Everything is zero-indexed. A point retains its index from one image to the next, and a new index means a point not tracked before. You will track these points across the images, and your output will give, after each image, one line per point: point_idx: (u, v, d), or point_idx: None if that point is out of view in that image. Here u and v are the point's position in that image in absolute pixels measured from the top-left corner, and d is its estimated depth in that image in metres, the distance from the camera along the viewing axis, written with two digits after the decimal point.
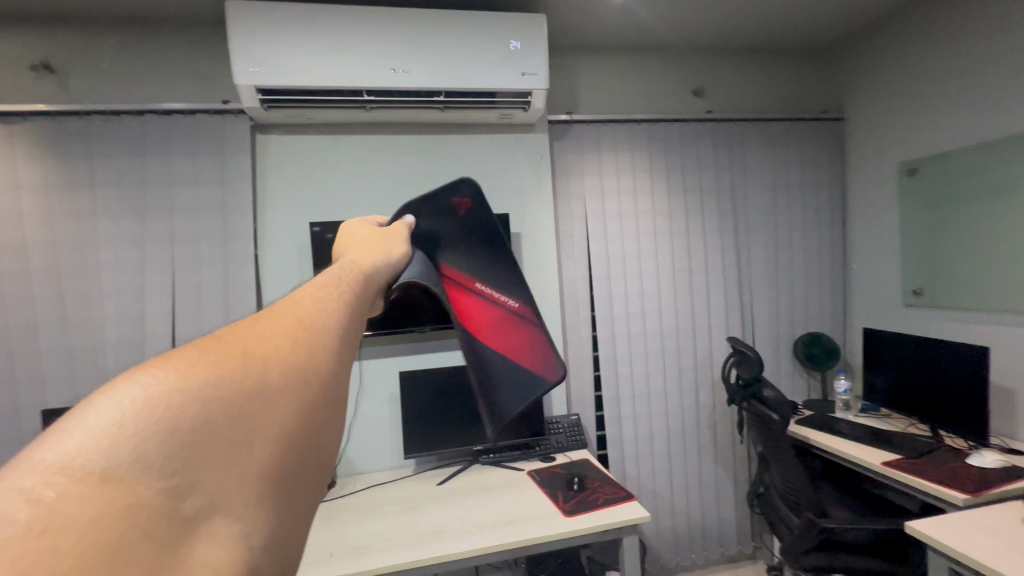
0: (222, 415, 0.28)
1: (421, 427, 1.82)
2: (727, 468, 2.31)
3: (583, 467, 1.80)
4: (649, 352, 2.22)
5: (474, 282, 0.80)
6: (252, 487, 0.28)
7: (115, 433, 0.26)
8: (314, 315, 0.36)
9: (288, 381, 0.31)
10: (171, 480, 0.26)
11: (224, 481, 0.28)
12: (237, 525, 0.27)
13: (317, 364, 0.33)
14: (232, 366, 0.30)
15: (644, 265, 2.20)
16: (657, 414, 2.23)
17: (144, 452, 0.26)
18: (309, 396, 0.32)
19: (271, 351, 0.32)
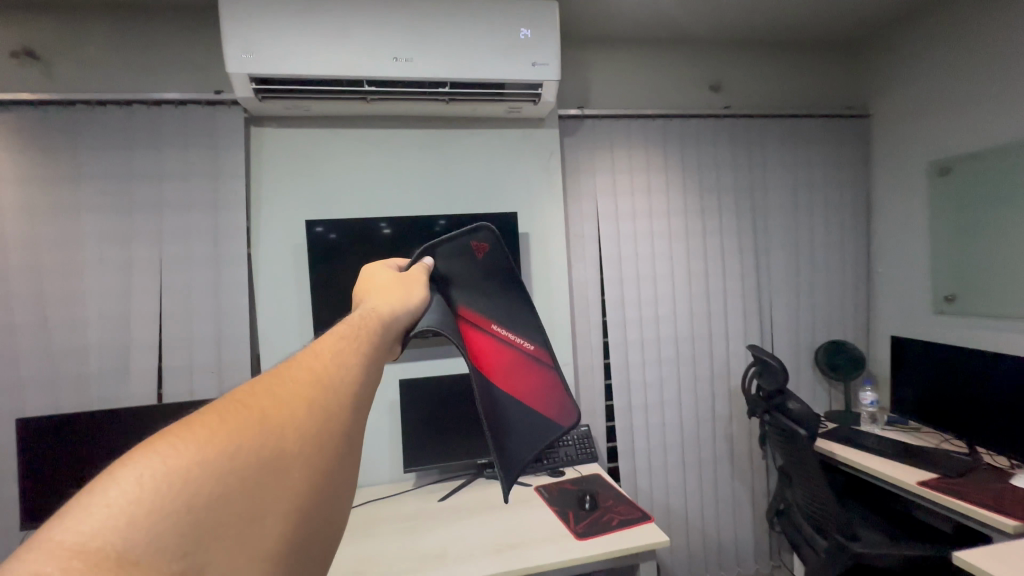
0: (229, 492, 0.35)
1: (423, 439, 1.71)
2: (745, 483, 2.19)
3: (595, 483, 1.69)
4: (663, 360, 2.10)
5: (490, 322, 0.80)
6: (252, 563, 0.35)
7: (138, 519, 0.32)
8: (320, 394, 0.43)
9: (291, 462, 0.39)
10: (180, 560, 0.32)
11: (229, 557, 0.34)
12: None
13: (317, 444, 0.41)
14: (245, 450, 0.37)
15: (658, 269, 2.09)
16: (671, 426, 2.12)
17: (159, 530, 0.32)
18: (309, 474, 0.39)
19: (274, 431, 0.39)
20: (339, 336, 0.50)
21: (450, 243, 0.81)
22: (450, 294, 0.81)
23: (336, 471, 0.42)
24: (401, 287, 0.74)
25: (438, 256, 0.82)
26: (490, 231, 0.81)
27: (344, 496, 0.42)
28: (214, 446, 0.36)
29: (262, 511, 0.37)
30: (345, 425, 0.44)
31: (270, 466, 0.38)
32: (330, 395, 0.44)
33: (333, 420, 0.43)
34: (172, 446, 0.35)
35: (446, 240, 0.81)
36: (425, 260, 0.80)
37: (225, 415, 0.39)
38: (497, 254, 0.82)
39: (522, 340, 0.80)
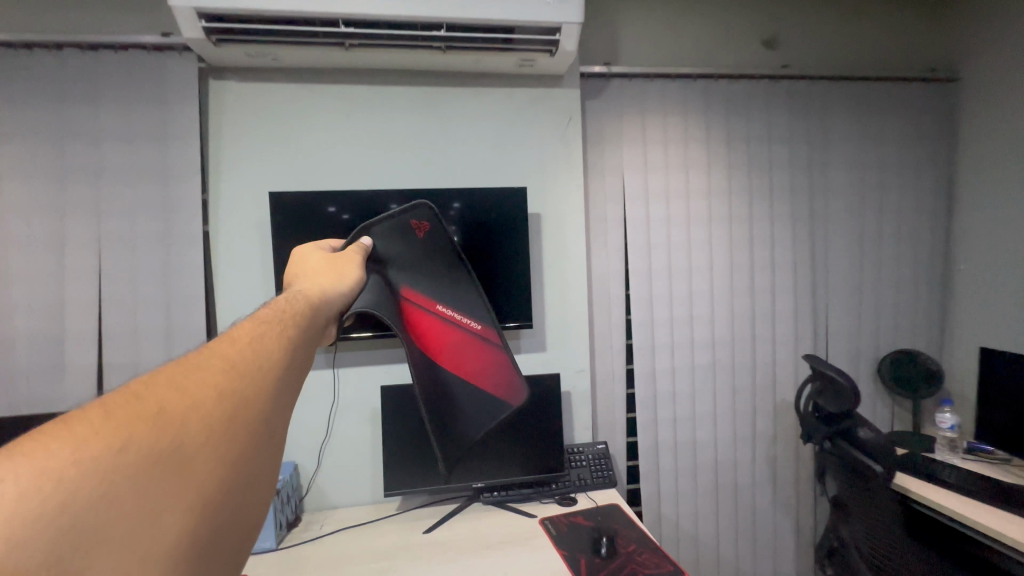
0: (123, 491, 0.38)
1: (407, 456, 1.45)
2: (788, 513, 1.87)
3: (612, 516, 1.39)
4: (695, 368, 1.78)
5: (433, 303, 0.87)
6: (145, 560, 0.37)
7: (19, 520, 0.33)
8: (230, 397, 0.47)
9: (191, 464, 0.42)
10: (67, 557, 0.34)
11: (121, 556, 0.36)
12: None
13: (220, 446, 0.44)
14: (145, 452, 0.40)
15: (693, 260, 1.76)
16: (704, 444, 1.80)
17: (42, 531, 0.34)
18: (212, 473, 0.43)
19: (175, 435, 0.42)
20: (251, 343, 0.53)
21: (391, 222, 0.90)
22: (388, 274, 0.87)
23: (240, 469, 0.45)
24: (331, 271, 0.77)
25: (377, 235, 0.90)
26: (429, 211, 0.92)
27: (246, 492, 0.45)
28: (110, 451, 0.39)
29: (159, 507, 0.39)
30: (250, 429, 0.47)
31: (172, 464, 0.41)
32: (238, 397, 0.47)
33: (238, 423, 0.46)
34: (65, 449, 0.38)
35: (388, 218, 0.91)
36: (362, 241, 0.86)
37: (123, 418, 0.41)
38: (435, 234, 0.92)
39: (467, 320, 0.87)
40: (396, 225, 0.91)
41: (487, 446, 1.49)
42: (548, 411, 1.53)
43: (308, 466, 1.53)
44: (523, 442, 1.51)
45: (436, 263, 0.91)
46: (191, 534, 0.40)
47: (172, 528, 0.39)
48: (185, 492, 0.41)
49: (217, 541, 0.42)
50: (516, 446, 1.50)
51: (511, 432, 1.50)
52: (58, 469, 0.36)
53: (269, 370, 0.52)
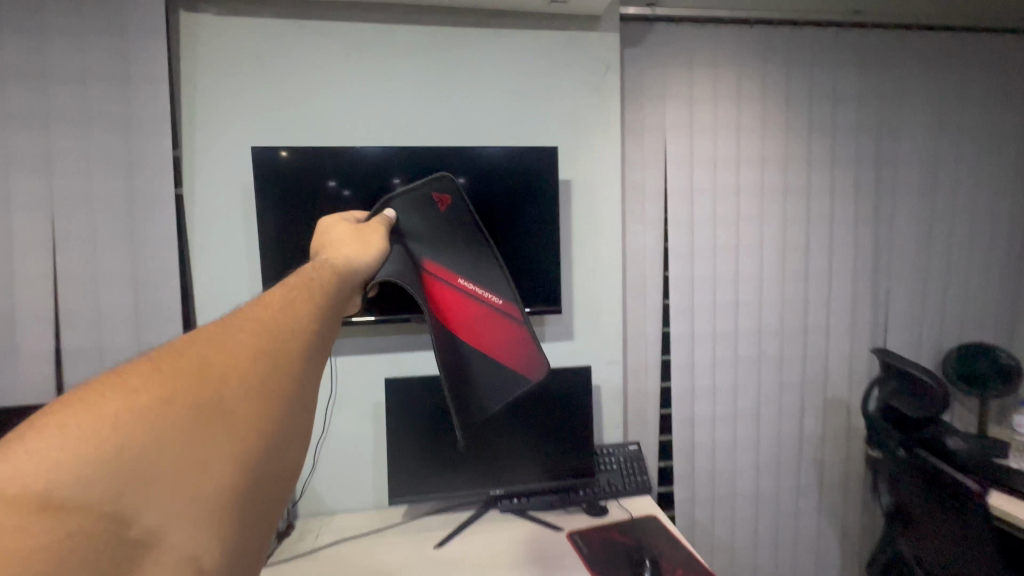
0: (165, 444, 0.34)
1: (414, 459, 1.27)
2: (833, 521, 1.69)
3: (651, 532, 1.21)
4: (739, 361, 1.58)
5: (455, 276, 0.66)
6: (196, 511, 0.34)
7: (62, 470, 0.31)
8: (275, 343, 0.41)
9: (239, 416, 0.37)
10: (113, 508, 0.31)
11: (169, 508, 0.33)
12: (176, 547, 0.33)
13: (266, 395, 0.39)
14: (186, 400, 0.35)
15: (742, 239, 1.54)
16: (745, 444, 1.61)
17: (85, 480, 0.31)
18: (259, 424, 0.38)
19: (218, 384, 0.37)
20: (294, 289, 0.48)
21: (409, 194, 0.68)
22: (408, 249, 0.66)
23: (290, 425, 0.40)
24: (357, 236, 0.59)
25: (395, 209, 0.68)
26: (455, 182, 0.69)
27: (298, 442, 0.41)
28: (149, 399, 0.35)
29: (203, 468, 0.35)
30: (297, 378, 0.42)
31: (215, 422, 0.36)
32: (284, 345, 0.42)
33: (284, 372, 0.41)
34: (109, 396, 0.35)
35: (405, 191, 0.69)
36: (385, 211, 0.66)
37: (168, 365, 0.37)
38: (463, 210, 0.69)
39: (492, 296, 0.66)
40: (414, 197, 0.69)
41: (507, 448, 1.30)
42: (576, 409, 1.34)
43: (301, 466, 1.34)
44: (547, 444, 1.32)
45: (463, 244, 0.68)
46: (242, 493, 0.36)
47: (220, 481, 0.35)
48: (230, 451, 0.36)
49: (272, 493, 0.38)
50: (539, 448, 1.32)
51: (534, 432, 1.31)
52: (96, 423, 0.33)
53: (315, 317, 0.46)
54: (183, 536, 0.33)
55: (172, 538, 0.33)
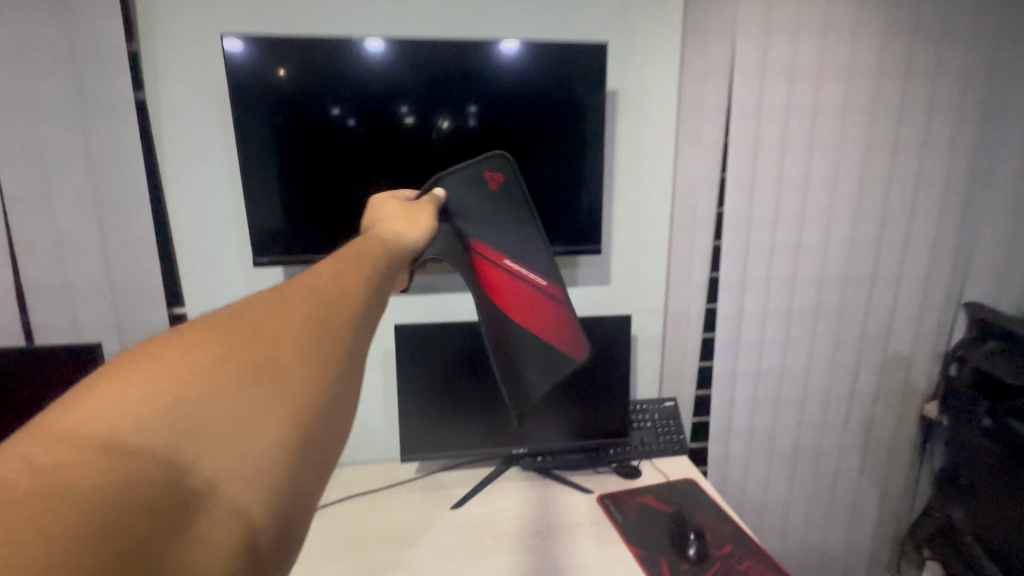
0: (202, 364, 0.22)
1: (428, 413, 1.14)
2: (874, 480, 1.58)
3: (692, 499, 1.09)
4: (793, 311, 1.39)
5: (503, 259, 0.54)
6: (261, 458, 0.22)
7: (72, 420, 0.20)
8: (334, 264, 0.31)
9: (300, 327, 0.26)
10: (141, 460, 0.20)
11: (219, 456, 0.21)
12: (237, 499, 0.21)
13: (335, 304, 0.28)
14: (230, 324, 0.25)
15: (813, 170, 1.30)
16: (790, 402, 1.47)
17: (100, 420, 0.20)
18: (332, 335, 0.26)
19: (272, 303, 0.26)
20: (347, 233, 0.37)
21: (455, 171, 0.55)
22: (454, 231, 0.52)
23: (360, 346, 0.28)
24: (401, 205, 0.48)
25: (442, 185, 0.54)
26: (508, 159, 0.56)
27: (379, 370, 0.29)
28: (181, 328, 0.24)
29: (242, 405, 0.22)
30: (368, 297, 0.30)
31: (258, 345, 0.24)
32: (348, 264, 0.31)
33: (351, 286, 0.29)
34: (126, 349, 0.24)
35: (448, 169, 0.55)
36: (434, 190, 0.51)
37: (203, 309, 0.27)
38: (515, 189, 0.56)
39: (542, 277, 0.55)
40: (460, 175, 0.55)
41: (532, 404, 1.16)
42: (611, 363, 1.18)
43: None
44: (577, 400, 1.18)
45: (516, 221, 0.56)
46: (309, 438, 0.24)
47: (287, 418, 0.23)
48: (282, 382, 0.24)
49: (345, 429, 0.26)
50: (568, 404, 1.18)
51: (563, 388, 1.17)
52: (109, 368, 0.22)
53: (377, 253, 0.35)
54: (236, 495, 0.21)
55: (222, 502, 0.21)
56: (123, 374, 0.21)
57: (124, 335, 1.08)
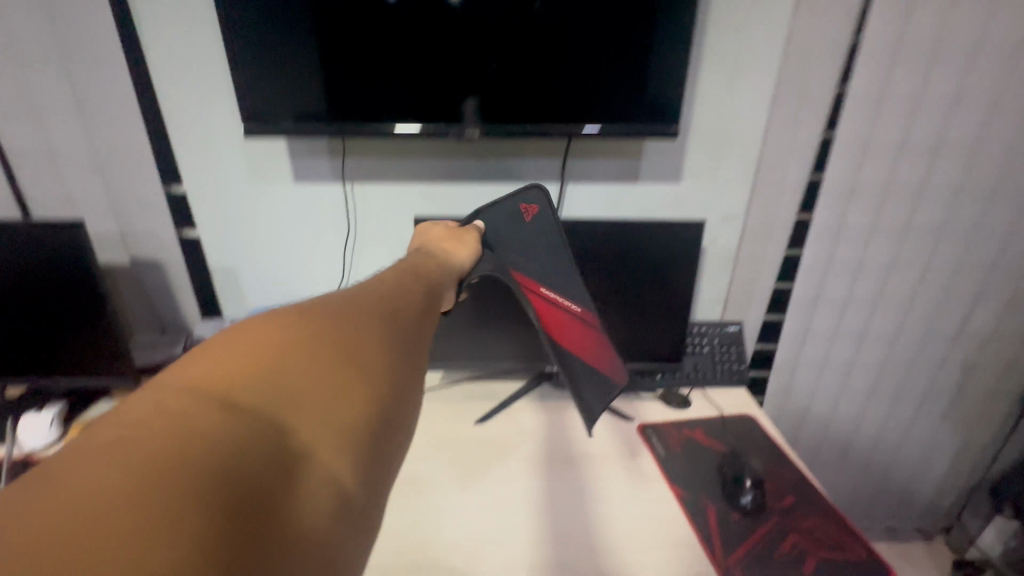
0: (317, 348, 0.23)
1: (454, 319, 1.01)
2: (958, 429, 1.38)
3: (749, 441, 0.94)
4: (911, 229, 1.11)
5: (538, 286, 0.65)
6: (366, 434, 0.23)
7: (198, 389, 0.20)
8: (404, 276, 0.33)
9: (394, 319, 0.27)
10: (268, 431, 0.20)
11: (332, 428, 0.22)
12: (343, 469, 0.22)
13: (416, 315, 0.29)
14: (332, 308, 0.26)
15: (989, 33, 0.94)
16: (879, 336, 1.24)
17: (237, 389, 0.21)
18: (413, 335, 0.28)
19: (363, 299, 0.28)
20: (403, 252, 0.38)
21: (499, 208, 0.68)
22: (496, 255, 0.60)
23: (430, 344, 0.30)
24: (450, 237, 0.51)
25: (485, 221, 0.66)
26: (542, 192, 0.71)
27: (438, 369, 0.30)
28: (286, 313, 0.25)
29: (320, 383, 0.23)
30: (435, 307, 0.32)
31: (363, 337, 0.25)
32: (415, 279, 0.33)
33: (422, 295, 0.32)
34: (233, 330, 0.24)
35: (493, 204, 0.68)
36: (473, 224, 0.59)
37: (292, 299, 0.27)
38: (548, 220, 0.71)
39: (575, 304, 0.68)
40: (503, 213, 0.68)
41: None
42: (671, 276, 0.99)
43: None
44: (626, 316, 1.01)
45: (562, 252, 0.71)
46: (395, 420, 0.25)
47: (382, 405, 0.24)
48: (360, 370, 0.24)
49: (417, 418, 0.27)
50: (614, 320, 1.02)
51: (610, 301, 1.00)
52: (226, 349, 0.22)
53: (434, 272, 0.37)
54: (328, 468, 0.22)
55: (318, 476, 0.21)
56: (244, 346, 0.22)
57: (121, 213, 0.98)
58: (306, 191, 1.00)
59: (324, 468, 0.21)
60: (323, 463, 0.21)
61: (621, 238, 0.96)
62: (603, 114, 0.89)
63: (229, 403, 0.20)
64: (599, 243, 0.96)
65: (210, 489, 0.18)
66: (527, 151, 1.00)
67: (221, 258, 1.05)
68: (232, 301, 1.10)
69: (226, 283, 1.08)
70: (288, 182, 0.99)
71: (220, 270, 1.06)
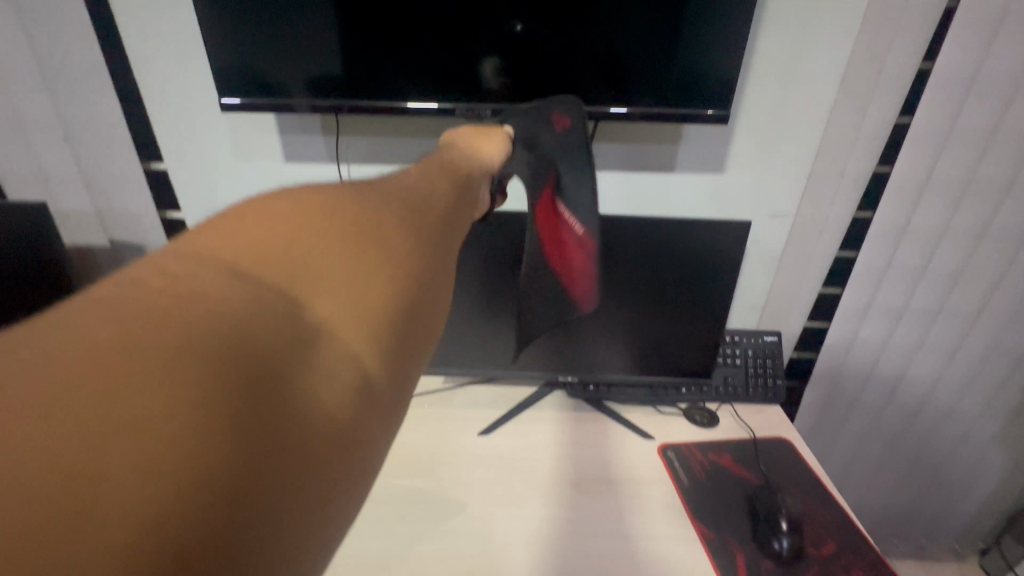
0: (310, 220, 0.16)
1: (460, 321, 0.91)
2: (1010, 452, 1.25)
3: (785, 472, 0.84)
4: (987, 233, 0.96)
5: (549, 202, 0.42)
6: (389, 305, 0.16)
7: (145, 291, 0.13)
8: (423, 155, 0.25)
9: (410, 192, 0.20)
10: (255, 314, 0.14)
11: (338, 301, 0.15)
12: (358, 352, 0.16)
13: (438, 185, 0.22)
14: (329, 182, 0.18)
15: None
16: (934, 350, 1.11)
17: (210, 279, 0.14)
18: (438, 207, 0.21)
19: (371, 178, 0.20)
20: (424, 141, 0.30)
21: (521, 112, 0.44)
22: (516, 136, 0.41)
23: (462, 216, 0.23)
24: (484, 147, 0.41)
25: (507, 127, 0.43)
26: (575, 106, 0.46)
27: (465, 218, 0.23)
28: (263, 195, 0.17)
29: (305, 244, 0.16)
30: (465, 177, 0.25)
31: (375, 207, 0.18)
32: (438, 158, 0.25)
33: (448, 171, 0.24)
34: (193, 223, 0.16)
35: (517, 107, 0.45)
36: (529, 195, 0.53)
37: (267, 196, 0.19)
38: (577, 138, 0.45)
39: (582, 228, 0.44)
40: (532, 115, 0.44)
41: (592, 323, 0.90)
42: (709, 283, 0.87)
43: None
44: (652, 325, 0.90)
45: None
46: (426, 295, 0.18)
47: (412, 262, 0.17)
48: (370, 234, 0.17)
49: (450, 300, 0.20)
50: (638, 329, 0.91)
51: (635, 308, 0.89)
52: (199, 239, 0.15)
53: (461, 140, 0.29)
54: (343, 342, 0.15)
55: (332, 354, 0.15)
56: (220, 232, 0.15)
57: (95, 191, 0.90)
58: (298, 172, 0.90)
59: (336, 341, 0.15)
60: (335, 335, 0.15)
61: (652, 239, 0.83)
62: (641, 95, 0.76)
63: (178, 287, 0.13)
64: (626, 244, 0.84)
65: (166, 390, 0.12)
66: None
67: None
68: None
69: None
70: (278, 162, 0.89)
71: None
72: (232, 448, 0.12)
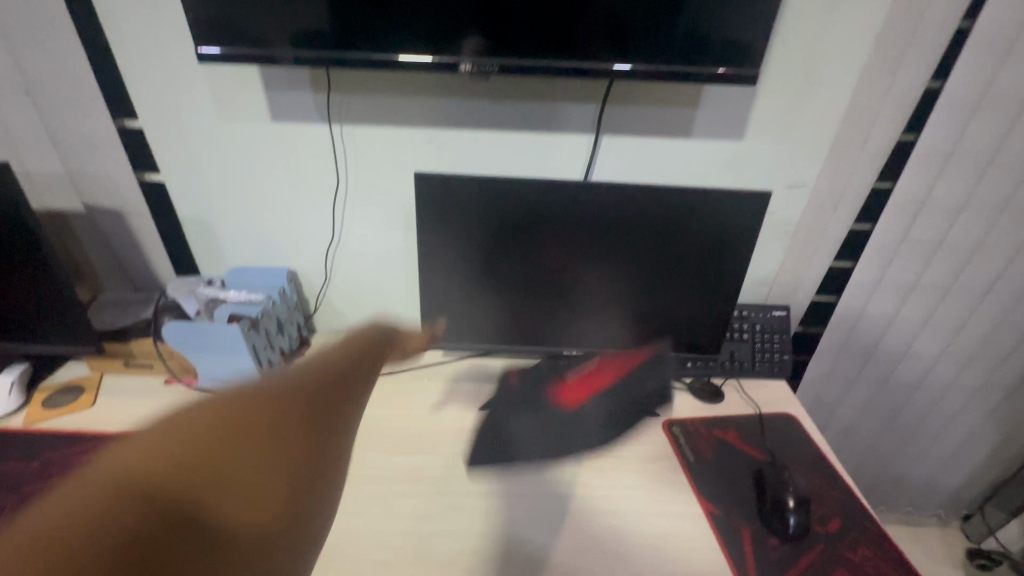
0: (223, 428, 0.25)
1: (458, 295, 0.87)
2: (1004, 427, 1.25)
3: (791, 450, 0.83)
4: (1008, 207, 0.92)
5: None
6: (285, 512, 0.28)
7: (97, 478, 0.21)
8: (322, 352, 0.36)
9: (300, 394, 0.30)
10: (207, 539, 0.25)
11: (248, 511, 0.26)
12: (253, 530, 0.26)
13: (322, 387, 0.32)
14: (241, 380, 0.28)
15: None
16: (940, 326, 1.09)
17: (152, 463, 0.22)
18: (323, 411, 0.31)
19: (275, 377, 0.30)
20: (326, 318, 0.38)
21: None
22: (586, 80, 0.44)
23: (345, 412, 0.33)
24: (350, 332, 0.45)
25: None
26: None
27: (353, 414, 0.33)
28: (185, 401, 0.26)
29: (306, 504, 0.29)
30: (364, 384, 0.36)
31: (283, 432, 0.28)
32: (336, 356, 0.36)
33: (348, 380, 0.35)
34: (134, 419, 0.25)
35: None
36: None
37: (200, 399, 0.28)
38: None
39: None
40: None
41: (596, 299, 0.87)
42: (719, 261, 0.82)
43: (310, 275, 0.99)
44: (658, 302, 0.87)
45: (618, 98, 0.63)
46: (300, 490, 0.28)
47: (293, 478, 0.28)
48: (261, 423, 0.27)
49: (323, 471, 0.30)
50: (644, 305, 0.87)
51: (642, 284, 0.85)
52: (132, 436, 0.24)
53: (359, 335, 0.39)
54: (235, 528, 0.25)
55: (238, 542, 0.26)
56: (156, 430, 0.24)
57: (63, 150, 0.84)
58: (285, 133, 0.84)
59: (237, 528, 0.26)
60: (236, 532, 0.26)
61: (661, 213, 0.78)
62: (636, 53, 0.68)
63: (121, 467, 0.22)
64: (635, 217, 0.79)
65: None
66: (556, 94, 0.81)
67: (193, 207, 0.91)
68: (207, 257, 0.97)
69: (200, 237, 0.94)
70: (263, 121, 0.83)
71: (193, 221, 0.93)
72: (138, 526, 0.22)
